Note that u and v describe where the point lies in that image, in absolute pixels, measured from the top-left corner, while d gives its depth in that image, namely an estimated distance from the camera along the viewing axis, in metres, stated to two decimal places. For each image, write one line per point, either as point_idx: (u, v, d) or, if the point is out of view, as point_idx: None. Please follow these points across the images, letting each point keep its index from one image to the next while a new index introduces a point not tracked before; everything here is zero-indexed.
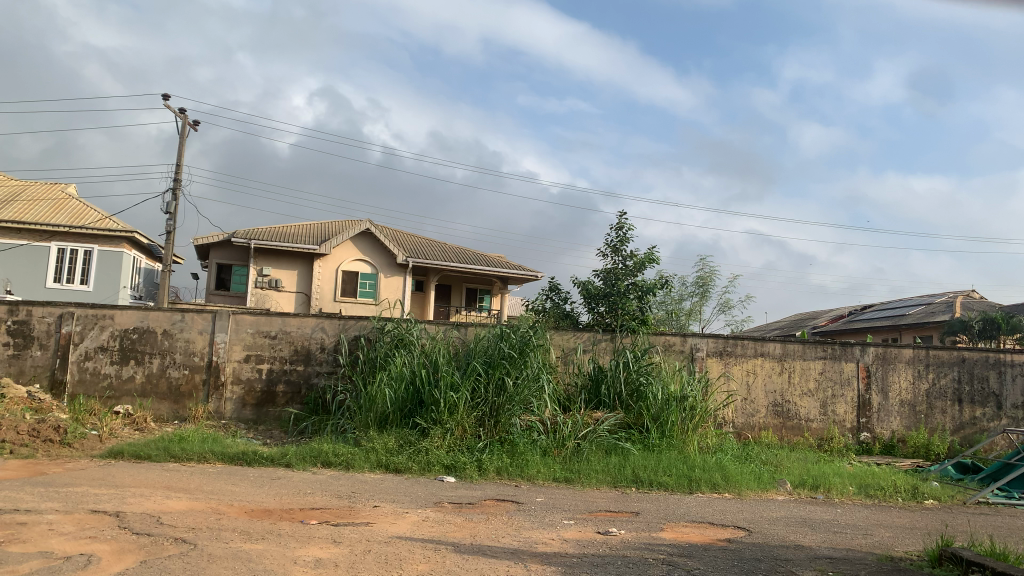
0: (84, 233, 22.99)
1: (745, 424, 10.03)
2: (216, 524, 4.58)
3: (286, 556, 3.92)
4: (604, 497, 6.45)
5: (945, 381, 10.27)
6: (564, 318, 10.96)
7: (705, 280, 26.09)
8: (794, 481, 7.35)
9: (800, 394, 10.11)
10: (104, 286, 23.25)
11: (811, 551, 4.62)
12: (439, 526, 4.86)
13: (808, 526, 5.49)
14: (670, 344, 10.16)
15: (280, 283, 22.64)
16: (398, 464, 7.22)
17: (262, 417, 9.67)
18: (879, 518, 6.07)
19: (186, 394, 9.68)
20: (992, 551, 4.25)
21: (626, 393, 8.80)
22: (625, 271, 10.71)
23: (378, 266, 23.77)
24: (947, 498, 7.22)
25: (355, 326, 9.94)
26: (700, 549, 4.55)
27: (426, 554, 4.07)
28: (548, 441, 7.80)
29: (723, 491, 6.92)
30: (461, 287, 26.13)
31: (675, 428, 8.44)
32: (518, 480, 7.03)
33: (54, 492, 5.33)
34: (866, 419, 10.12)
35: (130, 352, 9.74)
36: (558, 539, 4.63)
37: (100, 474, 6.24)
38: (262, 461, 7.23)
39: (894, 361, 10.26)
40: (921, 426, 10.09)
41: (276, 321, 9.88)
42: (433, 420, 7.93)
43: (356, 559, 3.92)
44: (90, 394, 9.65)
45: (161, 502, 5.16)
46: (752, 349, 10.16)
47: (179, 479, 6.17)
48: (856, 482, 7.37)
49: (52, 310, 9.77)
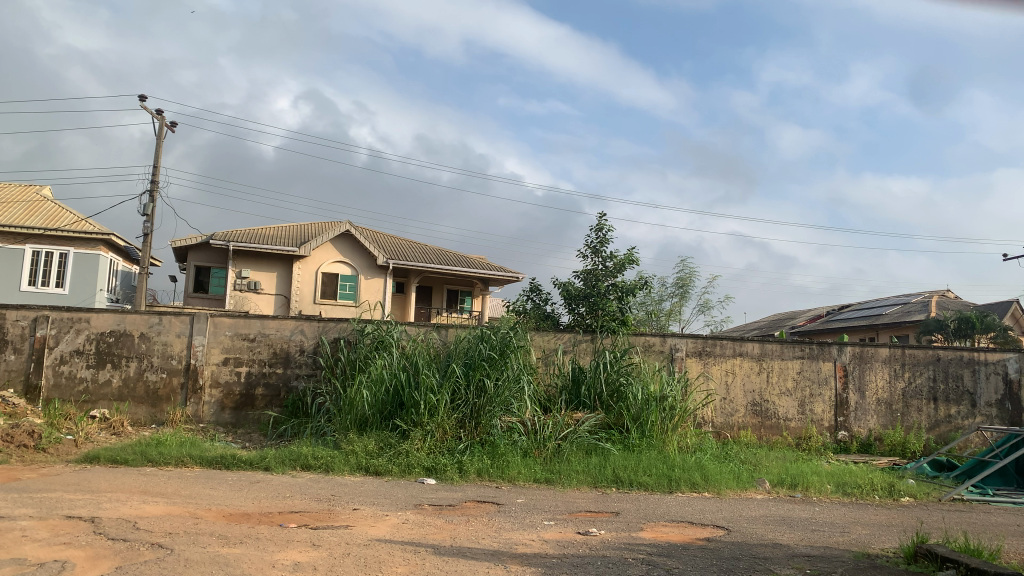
0: (60, 235, 22.70)
1: (725, 424, 10.09)
2: (193, 528, 4.53)
3: (265, 560, 3.89)
4: (585, 497, 6.46)
5: (920, 380, 10.39)
6: (545, 320, 10.95)
7: (685, 281, 26.25)
8: (772, 480, 7.42)
9: (779, 394, 10.19)
10: (79, 290, 22.97)
11: (789, 549, 4.66)
12: (420, 528, 4.85)
13: (786, 525, 5.54)
14: (649, 344, 10.21)
15: (258, 285, 22.50)
16: (378, 466, 7.20)
17: (241, 420, 9.61)
18: (856, 516, 6.11)
19: (164, 398, 9.59)
20: (966, 547, 4.32)
21: (607, 393, 8.84)
22: (605, 272, 10.69)
23: (358, 268, 23.64)
24: (923, 495, 7.31)
25: (335, 328, 9.90)
26: (679, 548, 4.57)
27: (406, 557, 4.06)
28: (529, 442, 7.80)
29: (702, 490, 6.97)
30: (442, 289, 26.00)
31: (655, 427, 8.46)
32: (499, 481, 7.03)
33: (28, 498, 5.24)
34: (843, 417, 10.22)
35: (106, 355, 9.63)
36: (538, 539, 4.65)
37: (76, 479, 6.17)
38: (242, 465, 7.18)
39: (871, 360, 10.38)
40: (898, 424, 10.21)
41: (255, 323, 9.82)
42: (413, 422, 7.92)
43: (335, 562, 3.90)
44: (66, 399, 9.52)
45: (138, 507, 5.10)
46: (731, 348, 10.24)
47: (156, 483, 6.11)
48: (834, 480, 7.45)
49: (26, 314, 9.63)
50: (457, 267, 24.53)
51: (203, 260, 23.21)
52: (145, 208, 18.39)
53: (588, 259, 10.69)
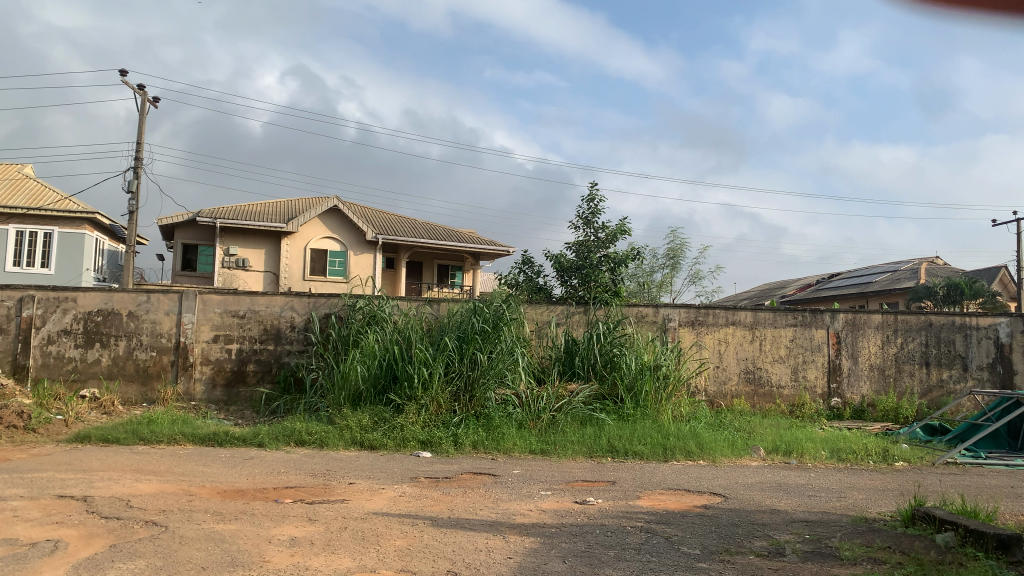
0: (44, 215, 22.41)
1: (718, 392, 10.11)
2: (188, 505, 4.48)
3: (261, 535, 3.85)
4: (581, 467, 6.46)
5: (912, 346, 10.42)
6: (538, 292, 10.87)
7: (676, 252, 26.22)
8: (767, 447, 7.43)
9: (772, 361, 10.20)
10: (65, 269, 22.75)
11: (787, 515, 4.66)
12: (417, 501, 4.81)
13: (783, 491, 5.54)
14: (642, 315, 10.18)
15: (247, 262, 22.34)
16: (373, 441, 7.16)
17: (233, 397, 9.54)
18: (852, 481, 6.13)
19: (155, 376, 9.51)
20: (964, 510, 4.32)
21: (601, 363, 8.83)
22: (597, 243, 10.45)
23: (347, 244, 23.46)
24: (917, 460, 7.33)
25: (326, 304, 9.82)
26: (678, 516, 4.55)
27: (404, 529, 4.03)
28: (524, 414, 7.79)
29: (698, 458, 6.96)
30: (432, 264, 25.89)
31: (650, 397, 8.45)
32: (495, 453, 7.01)
33: (19, 478, 5.18)
34: (836, 384, 10.25)
35: (94, 335, 9.52)
36: (536, 509, 4.63)
37: (67, 458, 6.10)
38: (235, 441, 7.13)
39: (863, 327, 10.39)
40: (890, 390, 10.25)
41: (244, 300, 9.72)
42: (407, 396, 7.88)
43: (333, 536, 3.86)
44: (54, 378, 9.42)
45: (131, 485, 5.05)
46: (724, 317, 10.22)
47: (149, 461, 6.05)
48: (828, 447, 7.47)
49: (12, 294, 9.50)
50: (447, 242, 24.41)
51: (190, 238, 22.99)
52: (130, 185, 18.11)
53: (579, 229, 10.54)
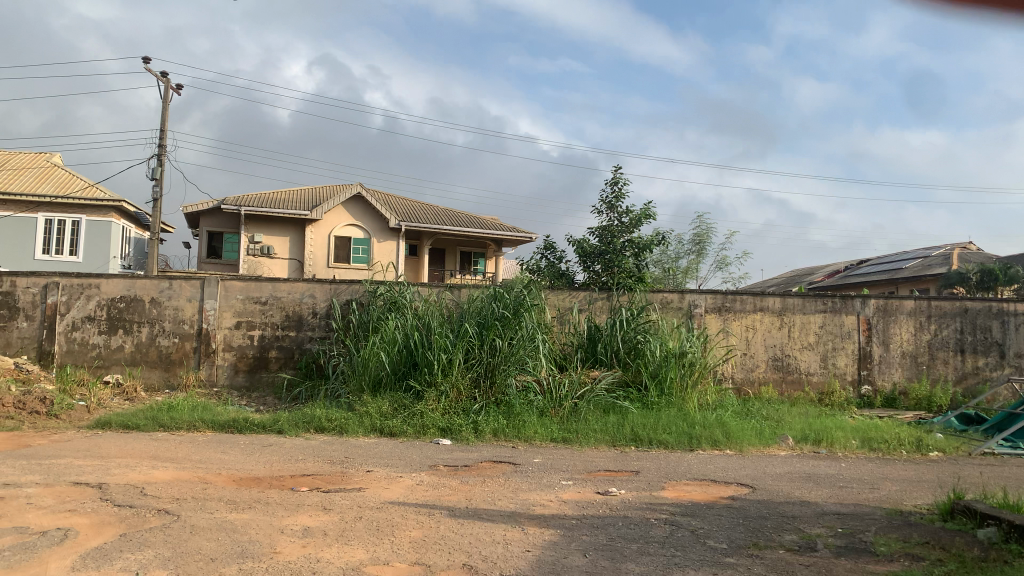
0: (71, 203, 22.61)
1: (745, 380, 9.91)
2: (202, 494, 4.41)
3: (273, 525, 3.75)
4: (604, 456, 6.32)
5: (947, 332, 10.12)
6: (561, 278, 10.71)
7: (702, 238, 25.87)
8: (796, 436, 7.23)
9: (801, 348, 9.97)
10: (92, 257, 22.97)
11: (818, 507, 4.48)
12: (434, 490, 4.71)
13: (813, 482, 5.36)
14: (667, 301, 9.99)
15: (271, 249, 22.40)
16: (393, 428, 7.08)
17: (255, 383, 9.52)
18: (886, 471, 5.92)
19: (178, 362, 9.51)
20: (1006, 503, 4.12)
21: (624, 350, 8.67)
22: (620, 228, 10.32)
23: (370, 231, 23.43)
24: (952, 450, 7.10)
25: (347, 290, 9.73)
26: (704, 507, 4.39)
27: (420, 520, 3.91)
28: (545, 401, 7.65)
29: (724, 447, 6.78)
30: (455, 250, 25.81)
31: (675, 385, 8.26)
32: (515, 441, 6.88)
33: (36, 465, 5.14)
34: (867, 371, 10.00)
35: (117, 321, 9.53)
36: (557, 500, 4.49)
37: (87, 445, 6.07)
38: (254, 428, 7.07)
39: (896, 313, 10.11)
40: (924, 377, 9.97)
41: (266, 287, 9.67)
42: (427, 382, 7.78)
43: (347, 527, 3.76)
44: (79, 364, 9.45)
45: (147, 472, 5.00)
46: (752, 303, 9.99)
47: (167, 448, 6.00)
48: (860, 436, 7.25)
49: (37, 281, 9.53)
50: (471, 228, 24.29)
51: (215, 226, 23.10)
52: (154, 173, 18.17)
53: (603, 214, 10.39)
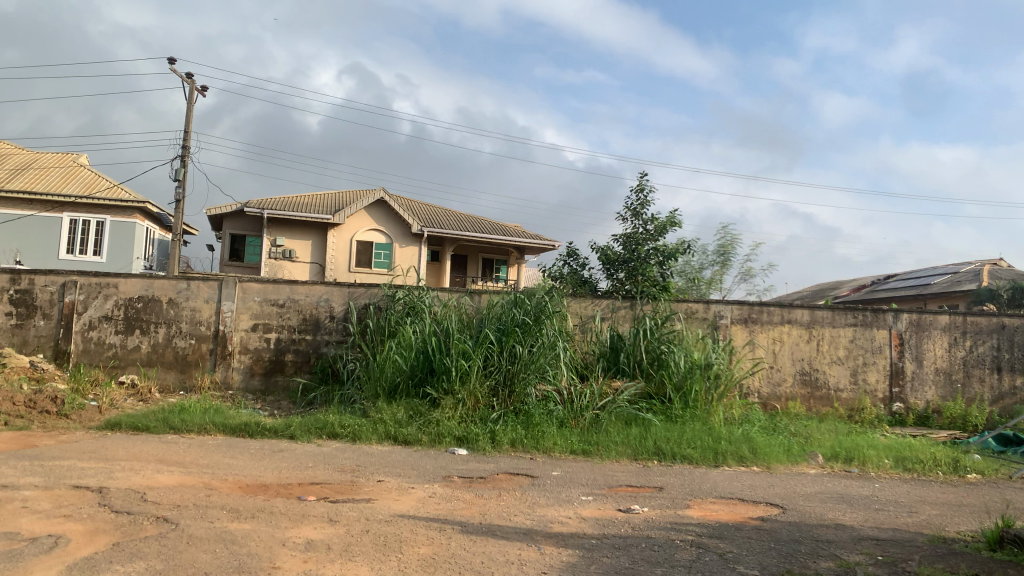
0: (96, 203, 22.75)
1: (772, 394, 9.59)
2: (204, 501, 4.22)
3: (275, 538, 3.55)
4: (625, 470, 6.06)
5: (983, 349, 9.75)
6: (584, 285, 10.49)
7: (727, 249, 25.48)
8: (826, 454, 6.93)
9: (830, 362, 9.64)
10: (115, 257, 23.09)
11: (853, 531, 4.20)
12: (447, 503, 4.48)
13: (846, 503, 5.07)
14: (692, 311, 9.71)
15: (293, 253, 22.37)
16: (407, 436, 6.87)
17: (270, 387, 9.37)
18: (923, 494, 5.61)
19: (193, 364, 9.38)
20: None
21: (648, 361, 8.41)
22: (645, 236, 10.05)
23: (391, 236, 23.34)
24: (991, 472, 6.75)
25: (365, 294, 9.57)
26: (732, 529, 4.13)
27: (430, 536, 3.69)
28: (565, 412, 7.41)
29: (750, 464, 6.50)
30: (478, 257, 25.68)
31: (700, 397, 7.99)
32: (534, 452, 6.64)
33: (38, 466, 4.99)
34: (899, 388, 9.65)
35: (134, 321, 9.44)
36: (576, 517, 4.25)
37: (93, 446, 5.92)
38: (266, 433, 6.90)
39: (929, 328, 9.75)
40: (958, 396, 9.60)
41: (284, 289, 9.52)
42: (443, 389, 7.56)
43: (352, 541, 3.55)
44: (94, 364, 9.36)
45: (151, 477, 4.83)
46: (780, 315, 9.69)
47: (175, 452, 5.82)
48: (893, 455, 6.93)
49: (55, 279, 9.46)
50: (493, 235, 24.13)
51: (238, 228, 23.13)
52: (177, 173, 18.18)
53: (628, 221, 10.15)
